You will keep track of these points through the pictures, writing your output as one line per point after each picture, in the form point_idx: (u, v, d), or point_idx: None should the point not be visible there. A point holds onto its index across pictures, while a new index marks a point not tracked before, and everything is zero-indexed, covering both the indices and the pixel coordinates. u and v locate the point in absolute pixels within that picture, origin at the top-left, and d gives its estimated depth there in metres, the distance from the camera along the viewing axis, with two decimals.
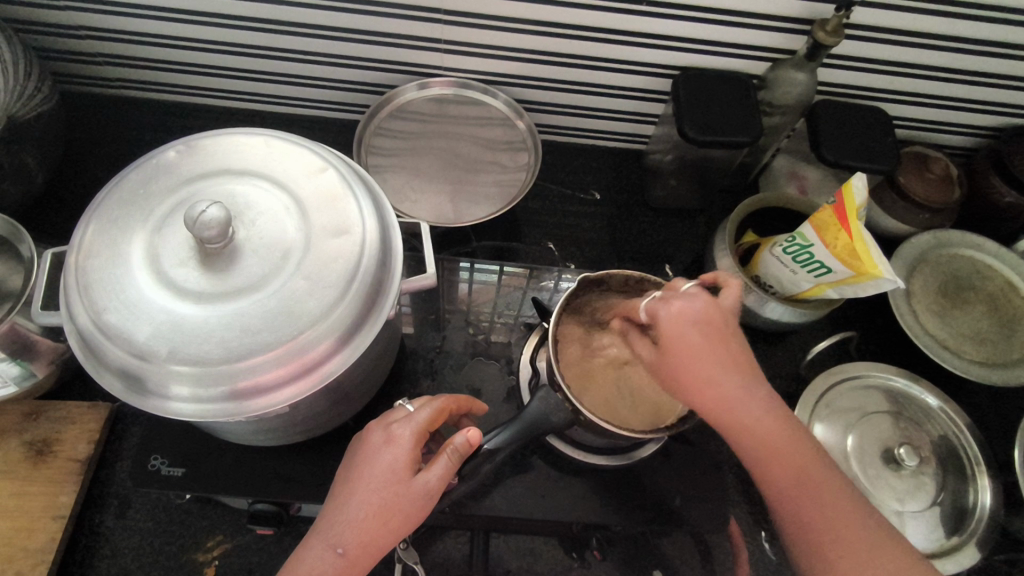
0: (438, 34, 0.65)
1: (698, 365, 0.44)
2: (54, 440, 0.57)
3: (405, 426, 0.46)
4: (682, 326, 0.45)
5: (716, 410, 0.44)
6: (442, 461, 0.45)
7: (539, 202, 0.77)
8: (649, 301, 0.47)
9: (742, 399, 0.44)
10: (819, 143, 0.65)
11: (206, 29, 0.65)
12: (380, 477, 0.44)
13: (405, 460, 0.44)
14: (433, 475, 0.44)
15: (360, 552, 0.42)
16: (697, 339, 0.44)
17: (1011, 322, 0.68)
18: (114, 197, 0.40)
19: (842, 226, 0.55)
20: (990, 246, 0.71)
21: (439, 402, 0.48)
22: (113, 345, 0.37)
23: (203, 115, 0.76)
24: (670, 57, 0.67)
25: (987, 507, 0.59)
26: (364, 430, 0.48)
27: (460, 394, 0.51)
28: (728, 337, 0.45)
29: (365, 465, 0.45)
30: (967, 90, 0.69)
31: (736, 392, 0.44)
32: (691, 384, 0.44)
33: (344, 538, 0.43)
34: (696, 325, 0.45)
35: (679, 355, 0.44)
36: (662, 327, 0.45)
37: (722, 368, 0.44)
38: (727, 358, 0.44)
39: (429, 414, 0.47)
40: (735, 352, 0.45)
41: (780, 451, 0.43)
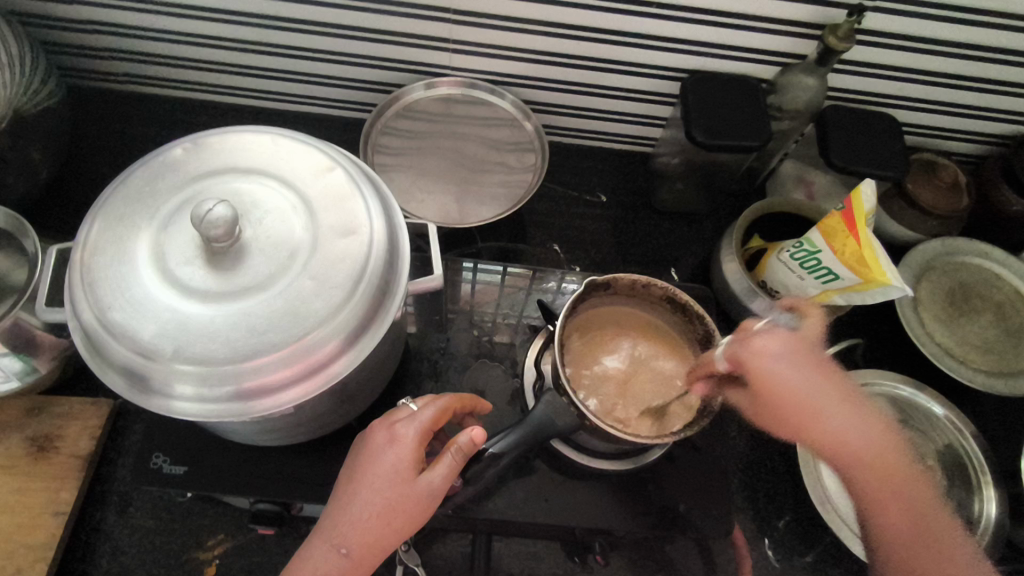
0: (447, 34, 0.64)
1: (793, 395, 0.43)
2: (55, 436, 0.56)
3: (409, 426, 0.45)
4: (773, 360, 0.44)
5: (813, 434, 0.44)
6: (445, 461, 0.44)
7: (545, 203, 0.77)
8: (727, 345, 0.45)
9: (837, 420, 0.44)
10: (828, 149, 0.64)
11: (213, 25, 0.64)
12: (384, 478, 0.44)
13: (409, 460, 0.44)
14: (436, 476, 0.44)
15: (364, 552, 0.42)
16: (791, 368, 0.44)
17: (1018, 331, 0.68)
18: (120, 193, 0.40)
19: (851, 233, 0.55)
20: (998, 255, 0.71)
21: (444, 401, 0.47)
22: (118, 343, 0.36)
23: (209, 111, 0.76)
24: (679, 60, 0.67)
25: (992, 518, 0.59)
26: (368, 429, 0.47)
27: (464, 393, 0.50)
28: (816, 362, 0.45)
29: (369, 464, 0.44)
30: (978, 98, 0.68)
31: (829, 412, 0.44)
32: (785, 412, 0.44)
33: (348, 538, 0.43)
34: (788, 354, 0.44)
35: (772, 386, 0.43)
36: (749, 364, 0.44)
37: (816, 394, 0.44)
38: (821, 382, 0.44)
39: (433, 413, 0.46)
40: (826, 377, 0.44)
41: (876, 464, 0.44)
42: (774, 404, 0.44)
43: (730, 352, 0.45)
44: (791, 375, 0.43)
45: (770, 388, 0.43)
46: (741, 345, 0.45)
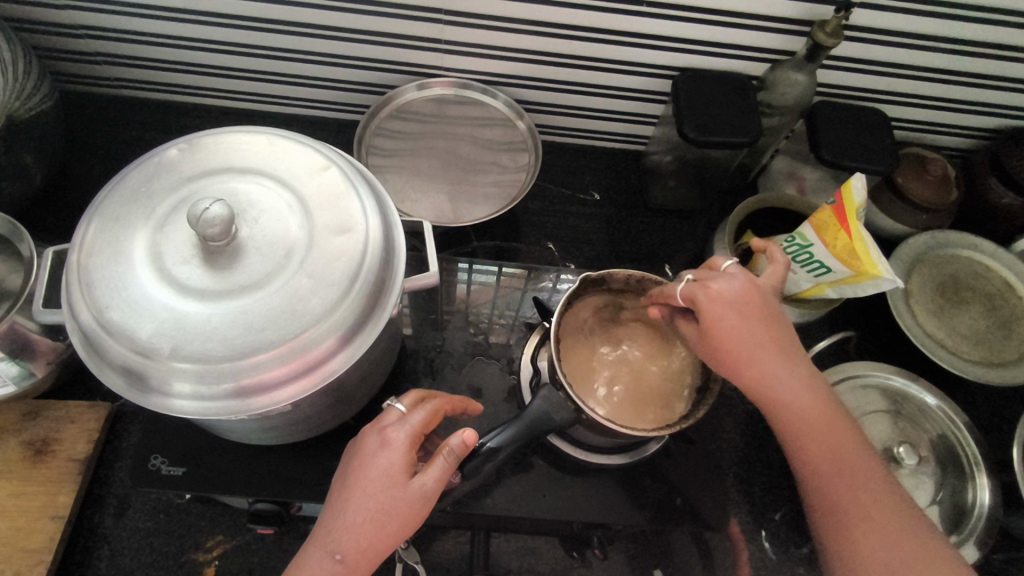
0: (439, 35, 0.65)
1: (737, 342, 0.46)
2: (53, 440, 0.56)
3: (399, 429, 0.45)
4: (722, 307, 0.47)
5: (752, 382, 0.46)
6: (438, 462, 0.44)
7: (539, 202, 0.77)
8: (686, 284, 0.49)
9: (778, 373, 0.46)
10: (818, 143, 0.65)
11: (206, 28, 0.65)
12: (377, 481, 0.43)
13: (401, 463, 0.44)
14: (429, 478, 0.44)
15: (358, 557, 0.42)
16: (738, 317, 0.47)
17: (1008, 321, 0.69)
18: (117, 195, 0.40)
19: (842, 226, 0.56)
20: (987, 247, 0.72)
21: (434, 404, 0.48)
22: (116, 343, 0.36)
23: (202, 114, 0.76)
24: (670, 58, 0.67)
25: (986, 505, 0.60)
26: (359, 434, 0.47)
27: (454, 394, 0.50)
28: (763, 315, 0.47)
29: (361, 468, 0.44)
30: (964, 92, 0.69)
31: (771, 364, 0.46)
32: (729, 358, 0.46)
33: (342, 544, 0.42)
34: (735, 304, 0.47)
35: (720, 331, 0.46)
36: (702, 307, 0.47)
37: (760, 344, 0.46)
38: (765, 333, 0.47)
39: (423, 416, 0.46)
40: (771, 330, 0.47)
41: (813, 420, 0.46)
42: (721, 351, 0.47)
43: (688, 293, 0.49)
44: (738, 324, 0.46)
45: (718, 332, 0.47)
46: (698, 285, 0.48)
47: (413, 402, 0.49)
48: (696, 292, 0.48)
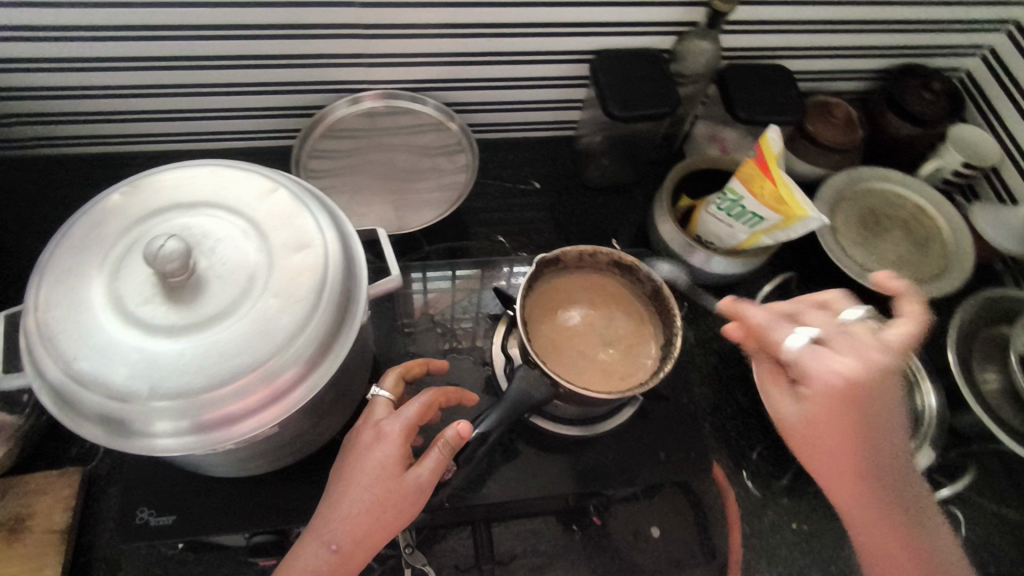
0: (360, 49, 0.66)
1: (832, 434, 0.45)
2: (27, 515, 0.54)
3: (394, 421, 0.47)
4: (833, 402, 0.44)
5: (829, 468, 0.47)
6: (433, 454, 0.46)
7: (483, 199, 0.79)
8: (804, 349, 0.45)
9: (868, 463, 0.46)
10: (732, 104, 0.70)
11: (121, 74, 0.64)
12: (372, 474, 0.45)
13: (395, 455, 0.45)
14: (424, 469, 0.45)
15: (354, 547, 0.43)
16: (845, 415, 0.44)
17: (925, 242, 0.75)
18: (65, 246, 0.40)
19: (766, 176, 0.60)
20: (896, 177, 0.78)
21: (428, 395, 0.49)
22: (90, 392, 0.36)
23: (129, 162, 0.74)
24: (584, 43, 0.70)
25: (934, 408, 0.65)
26: (355, 430, 0.49)
27: (448, 385, 0.52)
28: (877, 408, 0.44)
29: (358, 462, 0.45)
30: (852, 39, 0.75)
31: (865, 455, 0.45)
32: (804, 443, 0.47)
33: (338, 535, 0.44)
34: (850, 396, 0.43)
35: (811, 416, 0.45)
36: (812, 377, 0.45)
37: (861, 439, 0.45)
38: (869, 428, 0.44)
39: (417, 409, 0.47)
40: (875, 425, 0.45)
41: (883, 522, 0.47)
42: (803, 434, 0.47)
43: (801, 361, 0.45)
44: (845, 417, 0.44)
45: (815, 419, 0.45)
46: (816, 356, 0.45)
47: (395, 385, 0.52)
48: (808, 361, 0.45)
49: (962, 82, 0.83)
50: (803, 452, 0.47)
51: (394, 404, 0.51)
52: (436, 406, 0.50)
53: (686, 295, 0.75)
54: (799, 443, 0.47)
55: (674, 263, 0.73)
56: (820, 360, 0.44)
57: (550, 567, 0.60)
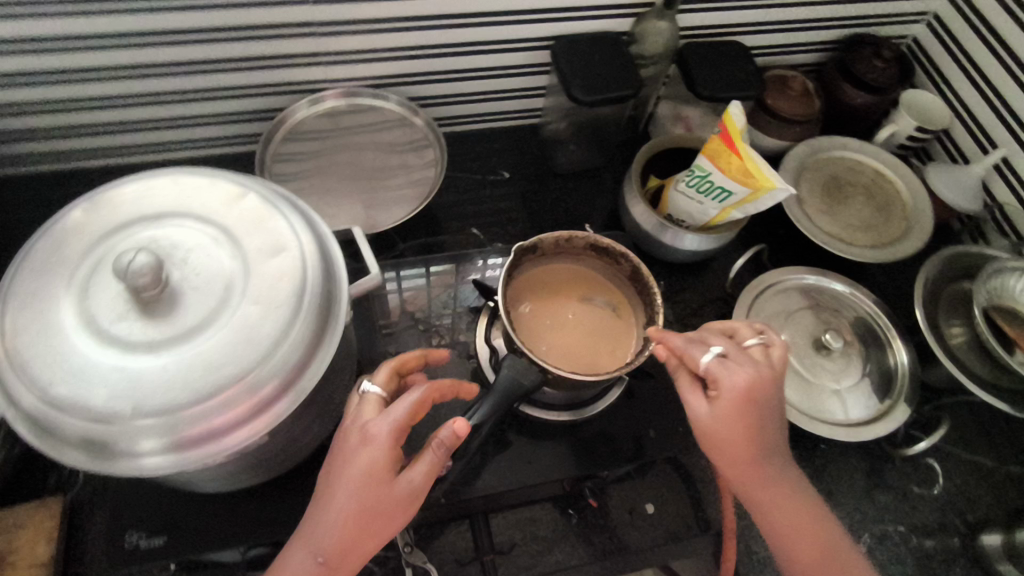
0: (316, 48, 0.65)
1: (737, 433, 0.49)
2: (8, 552, 0.52)
3: (381, 423, 0.46)
4: (740, 404, 0.48)
5: (741, 471, 0.50)
6: (427, 457, 0.45)
7: (455, 192, 0.79)
8: (711, 359, 0.50)
9: (766, 466, 0.50)
10: (693, 82, 0.71)
11: (69, 86, 0.61)
12: (356, 485, 0.44)
13: (382, 461, 0.45)
14: (415, 474, 0.45)
15: (341, 558, 0.43)
16: (750, 415, 0.49)
17: (886, 205, 0.77)
18: (26, 270, 0.38)
19: (731, 151, 0.61)
20: (854, 145, 0.80)
21: (421, 391, 0.47)
22: (69, 416, 0.35)
23: (83, 178, 0.72)
24: (544, 29, 0.71)
25: (906, 364, 0.68)
26: (342, 425, 0.48)
27: (440, 380, 0.51)
28: (764, 408, 0.49)
29: (346, 467, 0.45)
30: (803, 12, 0.77)
31: (766, 453, 0.50)
32: (719, 443, 0.50)
33: (324, 547, 0.43)
34: (749, 399, 0.48)
35: (721, 423, 0.49)
36: (718, 382, 0.49)
37: (761, 434, 0.49)
38: (766, 415, 0.49)
39: (406, 408, 0.46)
40: (770, 422, 0.50)
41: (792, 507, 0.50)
42: (722, 434, 0.49)
43: (710, 371, 0.49)
44: (746, 418, 0.48)
45: (724, 419, 0.49)
46: (725, 366, 0.49)
47: (387, 380, 0.50)
48: (718, 371, 0.49)
49: (910, 49, 0.85)
50: (717, 457, 0.51)
51: (385, 401, 0.50)
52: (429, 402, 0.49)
53: (662, 274, 0.76)
54: (714, 444, 0.50)
55: (648, 243, 0.74)
56: (726, 369, 0.49)
57: (550, 552, 0.59)
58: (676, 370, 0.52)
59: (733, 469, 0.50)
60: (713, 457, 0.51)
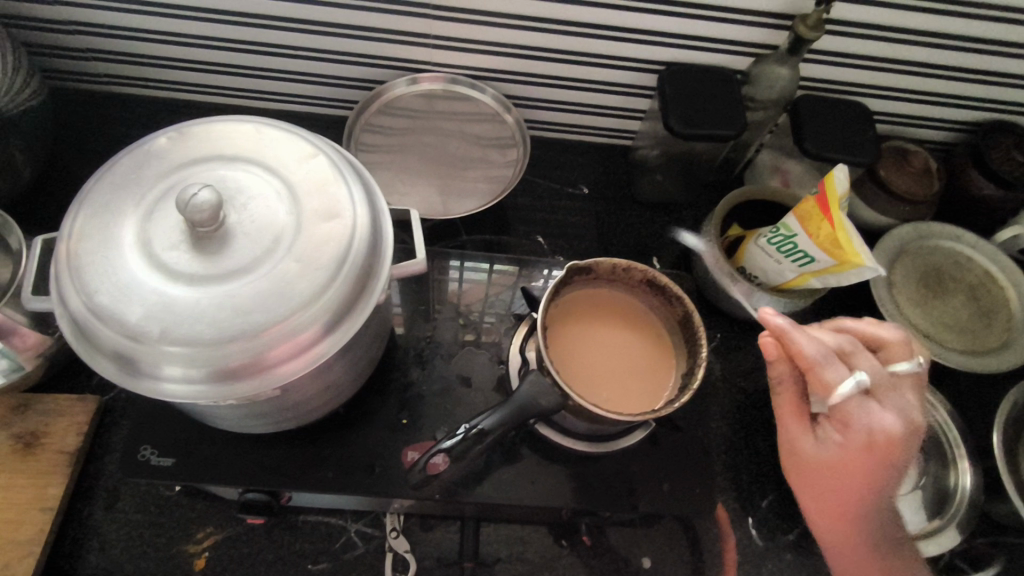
0: (427, 30, 0.66)
1: (854, 478, 0.48)
2: (43, 433, 0.57)
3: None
4: (864, 443, 0.47)
5: (829, 514, 0.50)
6: None
7: (529, 197, 0.78)
8: (853, 388, 0.48)
9: (868, 516, 0.49)
10: (801, 135, 0.66)
11: (197, 24, 0.65)
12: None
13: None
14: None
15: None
16: (861, 452, 0.47)
17: (989, 311, 0.70)
18: (106, 182, 0.40)
19: (824, 217, 0.57)
20: (968, 238, 0.73)
21: None
22: (106, 327, 0.37)
23: (193, 110, 0.76)
24: (655, 53, 0.68)
25: (968, 489, 0.61)
26: None
27: None
28: (897, 462, 0.47)
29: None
30: (943, 85, 0.71)
31: (875, 503, 0.49)
32: (819, 477, 0.50)
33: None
34: (881, 441, 0.47)
35: (823, 459, 0.49)
36: (847, 415, 0.48)
37: (874, 482, 0.48)
38: (896, 469, 0.48)
39: None
40: (894, 473, 0.48)
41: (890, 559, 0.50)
42: (818, 470, 0.49)
43: (840, 403, 0.48)
44: (866, 462, 0.47)
45: (839, 455, 0.48)
46: (863, 408, 0.48)
47: None
48: (851, 407, 0.48)
49: None
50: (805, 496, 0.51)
51: None
52: None
53: (721, 326, 0.72)
54: (806, 477, 0.50)
55: (712, 291, 0.70)
56: (862, 409, 0.48)
57: None
58: (781, 383, 0.52)
59: (823, 514, 0.50)
60: (802, 495, 0.51)
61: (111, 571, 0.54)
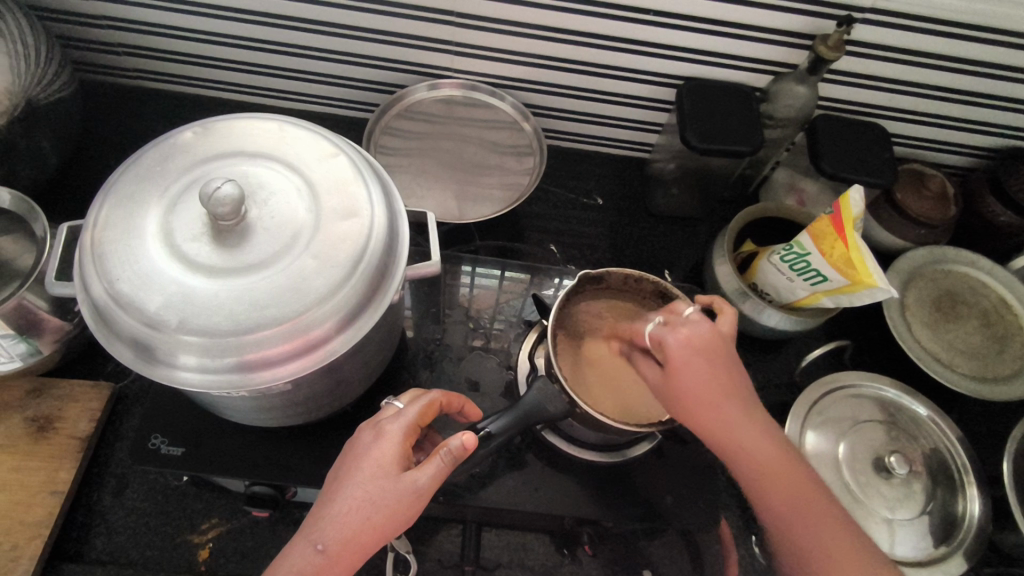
0: (450, 36, 0.67)
1: (698, 385, 0.47)
2: (57, 417, 0.57)
3: (395, 422, 0.47)
4: (694, 355, 0.48)
5: (713, 427, 0.47)
6: (434, 461, 0.44)
7: (544, 205, 0.79)
8: (654, 328, 0.50)
9: (749, 430, 0.47)
10: (818, 155, 0.66)
11: (225, 23, 0.67)
12: (367, 472, 0.44)
13: (394, 455, 0.45)
14: (423, 475, 0.44)
15: (341, 550, 0.42)
16: (704, 364, 0.48)
17: (1003, 338, 0.69)
18: (131, 173, 0.41)
19: (839, 236, 0.57)
20: (984, 264, 0.72)
21: (428, 398, 0.48)
22: (125, 314, 0.38)
23: (216, 107, 0.78)
24: (676, 68, 0.69)
25: (976, 516, 0.60)
26: (354, 435, 0.48)
27: (434, 397, 0.49)
28: (723, 361, 0.48)
29: (355, 462, 0.45)
30: (964, 110, 0.70)
31: (733, 407, 0.48)
32: (702, 407, 0.47)
33: (326, 535, 0.43)
34: (704, 350, 0.48)
35: (679, 380, 0.48)
36: (667, 353, 0.49)
37: (717, 394, 0.47)
38: (727, 377, 0.48)
39: (418, 409, 0.47)
40: (727, 385, 0.48)
41: (777, 474, 0.47)
42: (684, 391, 0.47)
43: (653, 336, 0.50)
44: (700, 369, 0.48)
45: (678, 371, 0.48)
46: (663, 328, 0.50)
47: (409, 428, 0.47)
48: (661, 336, 0.49)
49: None
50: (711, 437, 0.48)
51: (408, 439, 0.47)
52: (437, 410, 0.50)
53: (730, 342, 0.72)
54: (679, 404, 0.48)
55: None
56: (667, 331, 0.49)
57: None
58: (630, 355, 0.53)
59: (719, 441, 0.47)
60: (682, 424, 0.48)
61: (116, 556, 0.55)
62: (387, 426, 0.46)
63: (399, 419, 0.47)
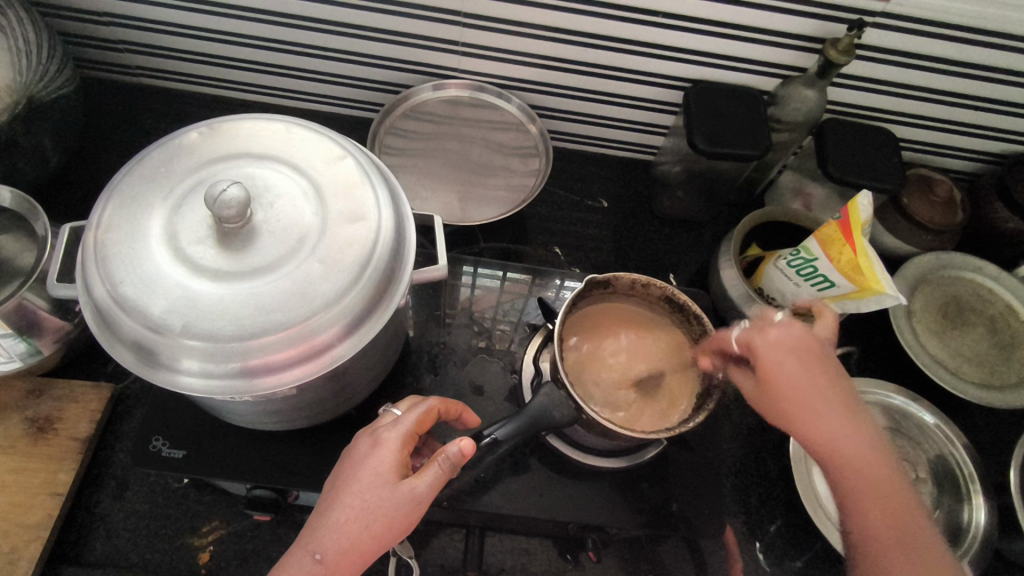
0: (456, 37, 0.66)
1: (798, 384, 0.46)
2: (56, 418, 0.57)
3: (392, 429, 0.46)
4: (786, 353, 0.46)
5: (808, 424, 0.45)
6: (432, 469, 0.44)
7: (548, 207, 0.78)
8: (744, 330, 0.48)
9: (849, 436, 0.45)
10: (825, 159, 0.66)
11: (229, 21, 0.66)
12: (365, 481, 0.44)
13: (391, 463, 0.44)
14: (420, 483, 0.43)
15: (339, 559, 0.42)
16: (798, 366, 0.46)
17: (1009, 345, 0.69)
18: (135, 173, 0.41)
19: (847, 242, 0.56)
20: (991, 270, 0.72)
21: (426, 405, 0.48)
22: (128, 317, 0.37)
23: (219, 105, 0.77)
24: (683, 70, 0.68)
25: (981, 526, 0.60)
26: (352, 442, 0.48)
27: (433, 404, 0.48)
28: (820, 364, 0.47)
29: (352, 470, 0.45)
30: (973, 115, 0.70)
31: (833, 408, 0.46)
32: (794, 410, 0.46)
33: (324, 544, 0.42)
34: (796, 352, 0.47)
35: (775, 380, 0.46)
36: (756, 354, 0.47)
37: (817, 394, 0.46)
38: (829, 381, 0.47)
39: (415, 417, 0.47)
40: (828, 389, 0.46)
41: (876, 489, 0.44)
42: (779, 390, 0.46)
43: (743, 339, 0.48)
44: (797, 367, 0.46)
45: (776, 372, 0.46)
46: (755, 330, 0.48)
47: (406, 436, 0.46)
48: (751, 337, 0.48)
49: None
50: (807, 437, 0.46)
51: (406, 447, 0.46)
52: (436, 416, 0.49)
53: None
54: (777, 403, 0.46)
55: (728, 311, 0.70)
56: (759, 333, 0.48)
57: None
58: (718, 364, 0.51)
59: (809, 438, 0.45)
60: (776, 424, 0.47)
61: (116, 559, 0.55)
62: (383, 434, 0.46)
63: (396, 427, 0.46)
